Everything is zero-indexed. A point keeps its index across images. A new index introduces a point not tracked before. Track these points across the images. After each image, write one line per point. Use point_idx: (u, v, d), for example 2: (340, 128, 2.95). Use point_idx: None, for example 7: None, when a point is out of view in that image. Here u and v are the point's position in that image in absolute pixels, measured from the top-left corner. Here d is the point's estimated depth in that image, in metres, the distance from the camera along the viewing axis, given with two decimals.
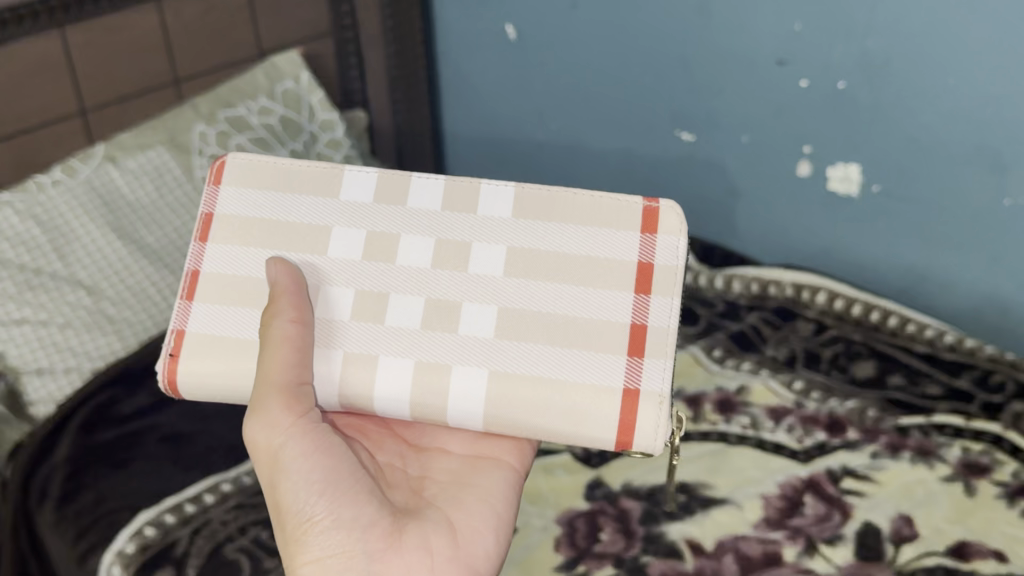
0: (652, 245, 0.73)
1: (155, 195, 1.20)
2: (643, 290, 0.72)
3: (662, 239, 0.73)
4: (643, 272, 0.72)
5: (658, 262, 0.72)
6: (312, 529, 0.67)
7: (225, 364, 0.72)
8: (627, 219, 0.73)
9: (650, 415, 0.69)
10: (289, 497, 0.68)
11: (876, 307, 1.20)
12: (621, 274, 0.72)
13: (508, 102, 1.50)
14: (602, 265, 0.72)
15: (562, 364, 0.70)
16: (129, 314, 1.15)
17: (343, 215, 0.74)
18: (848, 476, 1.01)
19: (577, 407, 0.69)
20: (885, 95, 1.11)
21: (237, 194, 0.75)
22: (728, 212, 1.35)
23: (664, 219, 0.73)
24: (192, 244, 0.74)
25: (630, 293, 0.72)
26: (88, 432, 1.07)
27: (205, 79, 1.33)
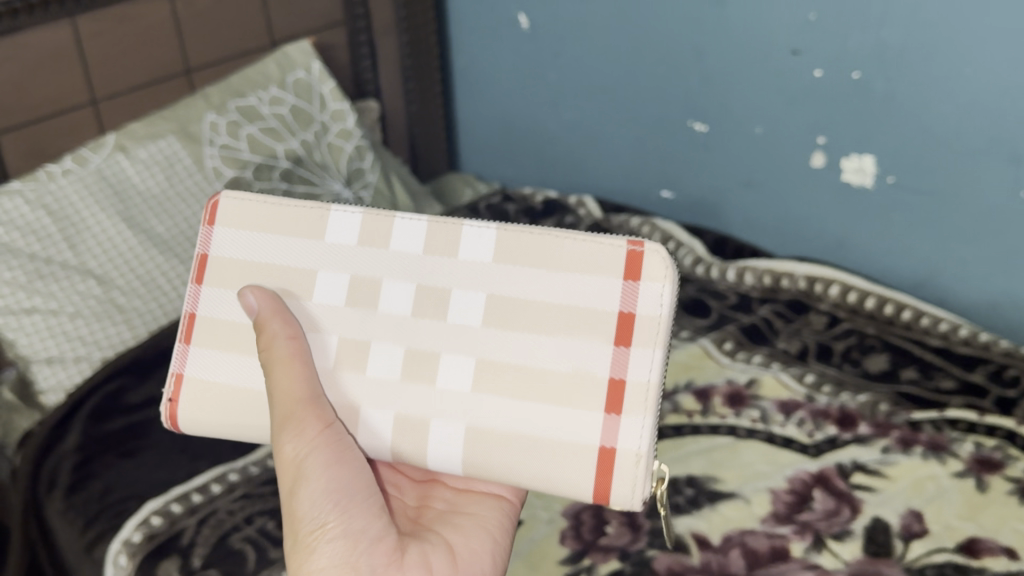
0: (634, 293, 0.63)
1: (166, 184, 1.20)
2: (623, 342, 0.63)
3: (647, 288, 0.63)
4: (622, 323, 0.63)
5: (640, 312, 0.63)
6: (322, 536, 0.61)
7: (223, 412, 0.70)
8: (607, 263, 0.63)
9: (627, 472, 0.62)
10: (302, 505, 0.62)
11: (890, 300, 1.19)
12: (601, 327, 0.63)
13: (521, 92, 1.49)
14: (581, 316, 0.63)
15: (539, 419, 0.63)
16: (139, 303, 1.15)
17: (322, 257, 0.67)
18: (859, 471, 1.00)
19: (555, 464, 0.63)
20: (900, 86, 1.10)
21: (228, 234, 0.69)
22: (740, 203, 1.33)
23: (649, 262, 0.63)
24: (187, 287, 0.70)
25: (607, 345, 0.63)
26: (97, 421, 1.08)
27: (217, 70, 1.34)
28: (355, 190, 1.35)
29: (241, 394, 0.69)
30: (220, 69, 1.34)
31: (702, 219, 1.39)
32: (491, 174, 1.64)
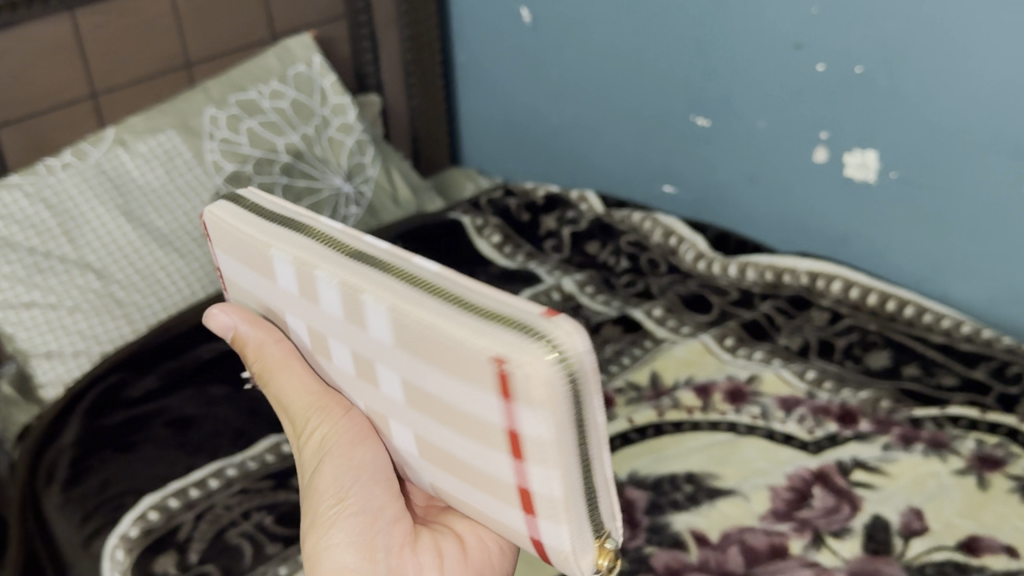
0: (511, 410, 0.46)
1: (165, 178, 1.20)
2: (514, 457, 0.48)
3: (523, 413, 0.45)
4: (510, 436, 0.47)
5: (524, 430, 0.46)
6: (342, 511, 0.58)
7: None
8: (477, 371, 0.46)
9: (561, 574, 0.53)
10: (324, 481, 0.60)
11: (892, 296, 1.19)
12: (490, 440, 0.49)
13: (523, 86, 1.49)
14: (469, 420, 0.49)
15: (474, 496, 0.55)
16: (138, 297, 1.15)
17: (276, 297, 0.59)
18: (859, 468, 0.99)
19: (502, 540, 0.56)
20: (903, 80, 1.09)
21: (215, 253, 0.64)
22: (743, 198, 1.32)
23: (523, 382, 0.44)
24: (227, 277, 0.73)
25: (503, 454, 0.49)
26: (97, 415, 1.07)
27: (217, 63, 1.33)
28: (355, 184, 1.35)
29: None
30: (221, 63, 1.34)
31: (704, 215, 1.38)
32: (494, 168, 1.63)
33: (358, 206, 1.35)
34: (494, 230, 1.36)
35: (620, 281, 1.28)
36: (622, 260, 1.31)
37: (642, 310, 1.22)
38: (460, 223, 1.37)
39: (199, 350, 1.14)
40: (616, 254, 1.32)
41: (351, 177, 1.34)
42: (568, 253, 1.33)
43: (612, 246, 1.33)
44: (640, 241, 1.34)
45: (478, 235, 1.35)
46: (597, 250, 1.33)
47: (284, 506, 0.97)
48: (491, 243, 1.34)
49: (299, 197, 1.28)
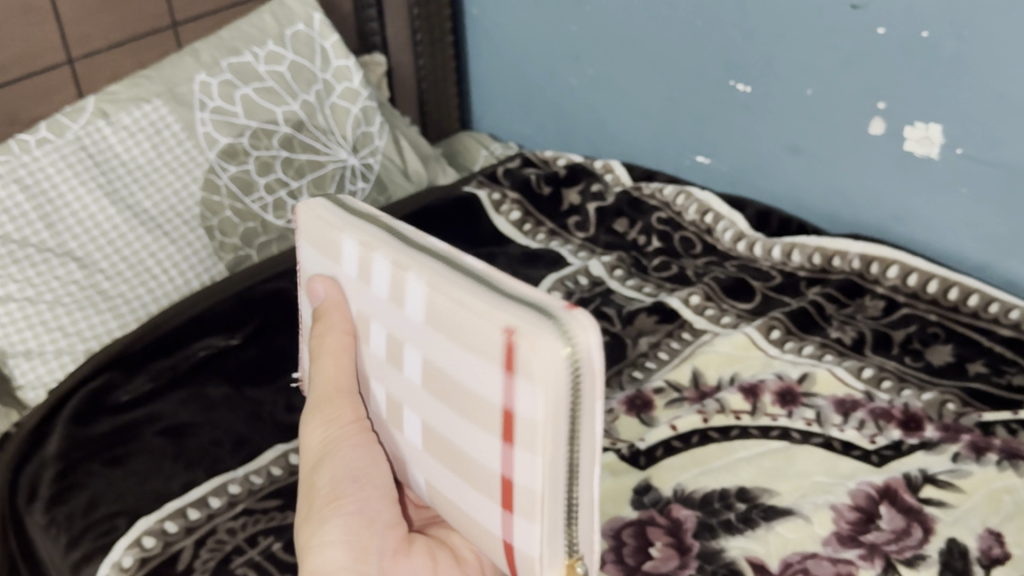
0: (512, 388, 0.54)
1: (152, 154, 1.08)
2: (509, 442, 0.56)
3: (524, 388, 0.53)
4: (505, 417, 0.55)
5: (519, 412, 0.55)
6: (333, 508, 0.63)
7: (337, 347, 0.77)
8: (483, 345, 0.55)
9: (527, 564, 0.60)
10: (322, 479, 0.65)
11: (956, 284, 1.07)
12: (489, 422, 0.56)
13: (538, 44, 1.36)
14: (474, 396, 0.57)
15: (490, 454, 0.57)
16: (125, 289, 1.04)
17: (323, 266, 0.71)
18: (929, 484, 0.90)
19: (476, 530, 0.62)
20: (972, 47, 0.97)
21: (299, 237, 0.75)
22: (784, 170, 1.20)
23: (522, 359, 0.53)
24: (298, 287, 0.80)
25: (494, 438, 0.56)
26: (83, 423, 0.96)
27: (205, 23, 1.21)
28: (361, 158, 1.24)
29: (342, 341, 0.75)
30: (210, 21, 1.22)
31: (741, 188, 1.26)
32: (507, 134, 1.51)
33: (366, 181, 1.24)
34: (513, 206, 1.25)
35: (652, 264, 1.18)
36: (653, 240, 1.21)
37: (678, 297, 1.12)
38: (477, 199, 1.25)
39: (193, 347, 1.04)
40: (645, 233, 1.22)
41: (357, 150, 1.23)
42: (593, 232, 1.22)
43: (641, 224, 1.23)
44: (673, 219, 1.23)
45: (495, 212, 1.24)
46: (625, 228, 1.23)
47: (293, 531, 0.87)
48: (510, 220, 1.23)
49: (301, 172, 1.17)
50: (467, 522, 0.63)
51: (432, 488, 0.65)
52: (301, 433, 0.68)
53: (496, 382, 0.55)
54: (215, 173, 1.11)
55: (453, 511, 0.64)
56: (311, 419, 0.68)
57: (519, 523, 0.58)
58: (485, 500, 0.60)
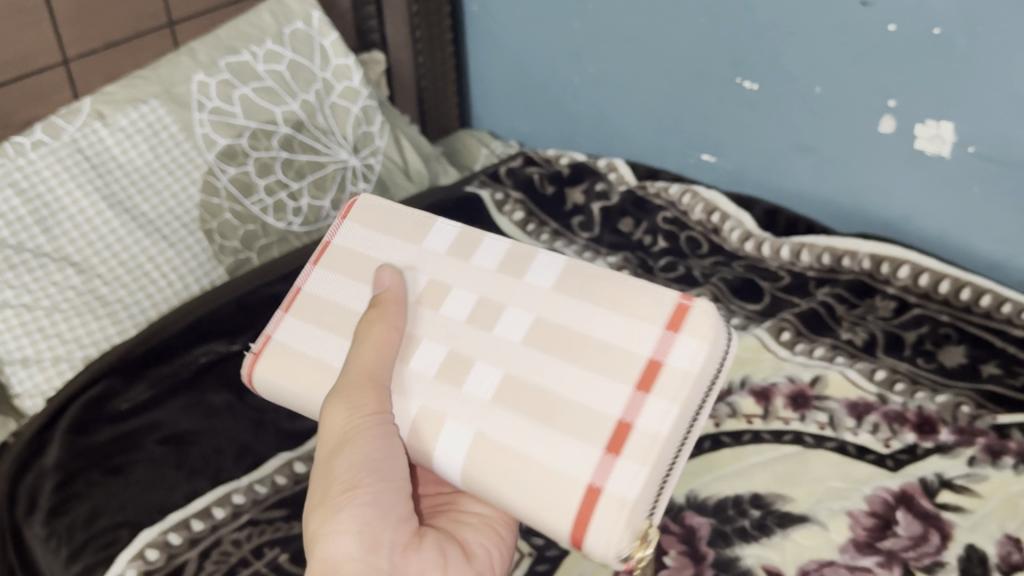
0: (670, 342, 0.61)
1: (149, 156, 1.05)
2: (642, 388, 0.60)
3: (682, 341, 0.61)
4: (649, 366, 0.61)
5: (669, 364, 0.61)
6: (351, 499, 0.61)
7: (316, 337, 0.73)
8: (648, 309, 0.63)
9: (604, 518, 0.58)
10: (340, 466, 0.62)
11: (967, 285, 1.06)
12: (624, 370, 0.61)
13: (540, 41, 1.34)
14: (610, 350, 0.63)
15: (610, 399, 0.61)
16: (124, 294, 1.01)
17: (391, 251, 0.74)
18: (946, 489, 0.88)
19: (538, 486, 0.60)
20: (986, 46, 0.95)
21: (353, 227, 0.77)
22: (792, 168, 1.19)
23: (692, 318, 0.61)
24: (304, 267, 0.77)
25: (628, 386, 0.61)
26: (81, 431, 0.94)
27: (201, 22, 1.19)
28: (362, 158, 1.22)
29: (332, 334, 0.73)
30: (206, 20, 1.19)
31: (748, 187, 1.25)
32: (508, 131, 1.50)
33: (367, 181, 1.23)
34: (516, 206, 1.24)
35: (658, 264, 1.16)
36: (659, 240, 1.19)
37: None
38: (479, 198, 1.23)
39: (194, 352, 1.02)
40: (651, 233, 1.20)
41: (359, 150, 1.22)
42: (598, 232, 1.21)
43: (646, 224, 1.21)
44: (679, 218, 1.22)
45: (498, 211, 1.22)
46: (631, 228, 1.21)
47: (300, 541, 0.85)
48: (513, 220, 1.22)
49: (301, 173, 1.15)
50: (532, 474, 0.61)
51: (478, 447, 0.63)
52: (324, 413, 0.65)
53: (650, 336, 0.62)
54: (215, 175, 1.09)
55: (505, 469, 0.62)
56: (333, 399, 0.64)
57: (621, 468, 0.59)
58: (579, 446, 0.60)
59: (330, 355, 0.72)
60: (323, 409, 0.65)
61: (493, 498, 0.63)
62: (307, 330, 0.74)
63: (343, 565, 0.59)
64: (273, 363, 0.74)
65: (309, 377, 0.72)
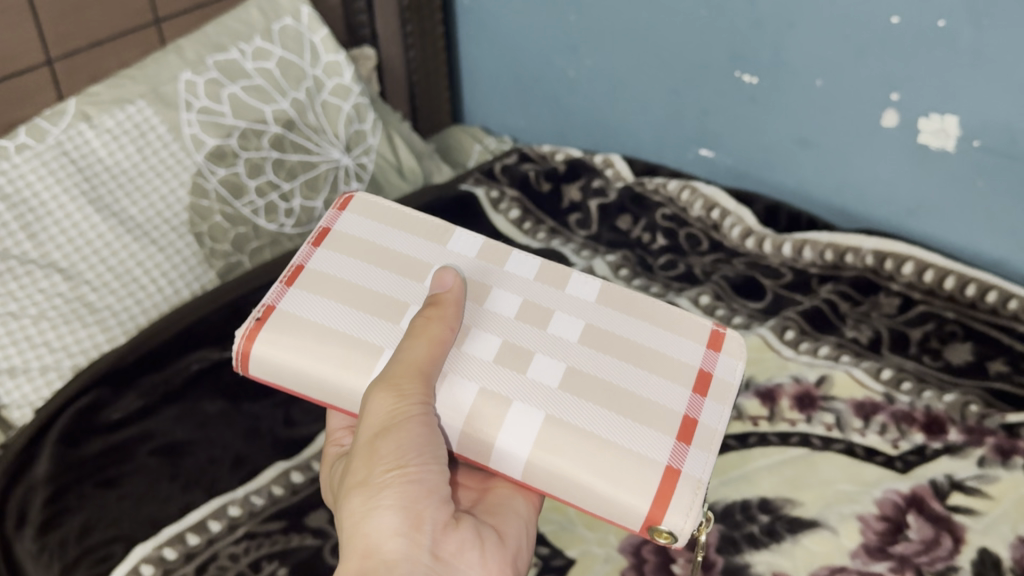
0: (713, 360, 0.68)
1: (136, 157, 1.02)
2: (698, 391, 0.66)
3: (723, 360, 0.68)
4: (701, 378, 0.67)
5: (717, 375, 0.67)
6: (398, 481, 0.61)
7: (329, 317, 0.67)
8: (692, 331, 0.69)
9: (684, 497, 0.60)
10: (385, 447, 0.61)
11: (973, 280, 1.04)
12: (679, 374, 0.66)
13: (534, 34, 1.31)
14: (665, 360, 0.67)
15: (673, 396, 0.65)
16: (113, 301, 0.99)
17: (409, 248, 0.72)
18: (957, 491, 0.87)
19: (616, 467, 0.61)
20: (993, 39, 0.93)
21: (359, 222, 0.74)
22: (794, 162, 1.17)
23: (728, 344, 0.69)
24: (303, 247, 0.71)
25: (687, 390, 0.66)
26: (71, 443, 0.91)
27: (188, 18, 1.16)
28: (355, 157, 1.20)
29: (351, 311, 0.67)
30: (193, 17, 1.16)
31: (747, 182, 1.24)
32: (501, 126, 1.48)
33: (360, 181, 1.20)
34: (512, 204, 1.21)
35: (657, 262, 1.14)
36: (658, 237, 1.17)
37: (687, 297, 1.08)
38: (474, 197, 1.21)
39: (186, 360, 0.99)
40: (650, 230, 1.18)
41: (350, 149, 1.20)
42: (596, 229, 1.19)
43: (645, 221, 1.20)
44: (679, 215, 1.20)
45: (494, 209, 1.21)
46: (629, 225, 1.19)
47: (300, 555, 0.84)
48: (509, 218, 1.20)
49: (293, 173, 1.13)
50: (610, 455, 0.61)
51: (551, 429, 0.62)
52: (368, 391, 0.62)
53: (694, 352, 0.68)
54: (204, 176, 1.06)
55: (581, 451, 0.62)
56: (380, 381, 0.62)
57: (693, 455, 0.62)
58: (652, 433, 0.63)
59: (357, 328, 0.66)
60: (368, 389, 0.62)
61: (562, 483, 0.62)
62: (318, 304, 0.68)
63: (388, 542, 0.61)
64: (282, 330, 0.66)
65: (330, 350, 0.65)
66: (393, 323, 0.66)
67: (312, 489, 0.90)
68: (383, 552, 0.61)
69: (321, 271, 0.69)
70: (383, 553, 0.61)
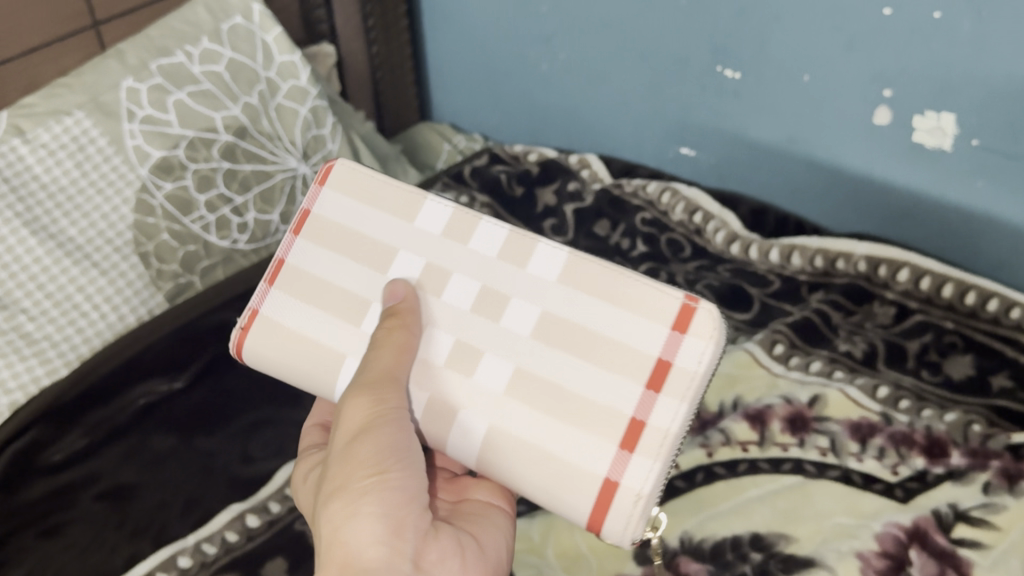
0: (678, 343, 0.57)
1: (76, 174, 0.94)
2: (653, 387, 0.57)
3: (689, 342, 0.57)
4: (658, 368, 0.57)
5: (678, 363, 0.57)
6: (378, 486, 0.56)
7: (306, 326, 0.66)
8: (656, 307, 0.58)
9: (622, 509, 0.57)
10: (363, 450, 0.57)
11: (972, 287, 0.98)
12: (631, 368, 0.57)
13: (502, 24, 1.24)
14: (619, 351, 0.58)
15: (621, 397, 0.57)
16: (52, 331, 0.91)
17: (377, 229, 0.66)
18: (962, 522, 0.78)
19: (557, 483, 0.58)
20: (993, 31, 0.86)
21: (334, 198, 0.67)
22: (780, 162, 1.11)
23: (699, 320, 0.57)
24: (283, 237, 0.68)
25: (639, 386, 0.57)
26: (10, 489, 0.83)
27: (130, 19, 1.08)
28: (313, 165, 1.14)
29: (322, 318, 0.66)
30: (136, 18, 1.09)
31: (730, 183, 1.18)
32: (470, 122, 1.42)
33: None
34: (482, 209, 1.18)
35: (638, 271, 1.09)
36: (638, 244, 1.12)
37: None
38: None
39: (130, 395, 0.92)
40: (628, 235, 1.13)
41: (308, 156, 1.13)
42: (572, 236, 1.14)
43: (624, 227, 1.14)
44: (659, 219, 1.15)
45: None
46: (607, 231, 1.14)
47: None
48: None
49: (246, 185, 1.06)
50: (547, 472, 0.58)
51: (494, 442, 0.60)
52: (344, 400, 0.59)
53: (656, 335, 0.57)
54: (149, 192, 0.98)
55: (525, 464, 0.59)
56: (353, 387, 0.60)
57: (636, 465, 0.57)
58: (594, 442, 0.57)
59: (323, 334, 0.66)
60: (342, 396, 0.60)
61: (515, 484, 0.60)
62: (297, 309, 0.67)
63: (369, 551, 0.55)
64: (268, 337, 0.67)
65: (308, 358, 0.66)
66: (356, 327, 0.65)
67: (269, 534, 0.83)
68: (361, 561, 0.55)
69: (300, 267, 0.67)
70: (364, 562, 0.55)
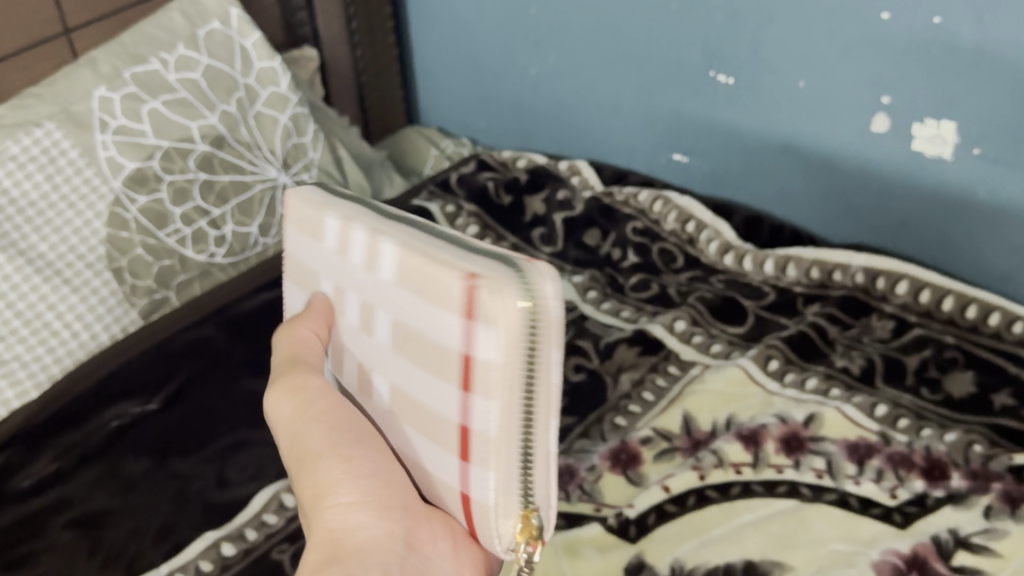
0: (473, 337, 0.46)
1: (47, 187, 0.91)
2: (462, 387, 0.47)
3: (485, 333, 0.45)
4: (466, 369, 0.47)
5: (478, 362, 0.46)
6: (342, 470, 0.52)
7: None
8: (448, 299, 0.47)
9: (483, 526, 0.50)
10: (310, 438, 0.53)
11: (973, 301, 0.96)
12: (447, 372, 0.48)
13: (490, 25, 1.21)
14: (437, 355, 0.48)
15: (448, 405, 0.49)
16: (21, 350, 0.87)
17: (300, 249, 0.61)
18: (962, 549, 0.74)
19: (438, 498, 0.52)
20: (995, 36, 0.83)
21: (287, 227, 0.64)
22: (775, 170, 1.08)
23: (487, 304, 0.45)
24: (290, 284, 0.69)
25: (455, 391, 0.48)
26: None
27: (104, 25, 1.05)
28: (293, 174, 1.10)
29: None
30: (111, 24, 1.05)
31: (724, 190, 1.14)
32: (458, 125, 1.38)
33: None
34: (469, 219, 1.15)
35: (628, 282, 1.06)
36: (629, 254, 1.09)
37: (662, 324, 1.00)
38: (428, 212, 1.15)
39: (103, 416, 0.89)
40: (619, 245, 1.10)
41: (288, 165, 1.09)
42: (561, 246, 1.12)
43: (614, 236, 1.12)
44: (651, 228, 1.12)
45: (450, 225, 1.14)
46: (597, 241, 1.12)
47: None
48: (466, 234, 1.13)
49: (224, 196, 1.03)
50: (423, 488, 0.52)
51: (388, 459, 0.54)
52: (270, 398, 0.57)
53: (455, 332, 0.47)
54: (122, 206, 0.95)
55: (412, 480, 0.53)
56: (273, 383, 0.58)
57: (475, 476, 0.49)
58: (443, 457, 0.50)
59: None
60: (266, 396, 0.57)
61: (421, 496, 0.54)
62: None
63: (355, 536, 0.51)
64: None
65: None
66: None
67: (245, 564, 0.77)
68: (352, 541, 0.51)
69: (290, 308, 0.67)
70: (352, 544, 0.51)
